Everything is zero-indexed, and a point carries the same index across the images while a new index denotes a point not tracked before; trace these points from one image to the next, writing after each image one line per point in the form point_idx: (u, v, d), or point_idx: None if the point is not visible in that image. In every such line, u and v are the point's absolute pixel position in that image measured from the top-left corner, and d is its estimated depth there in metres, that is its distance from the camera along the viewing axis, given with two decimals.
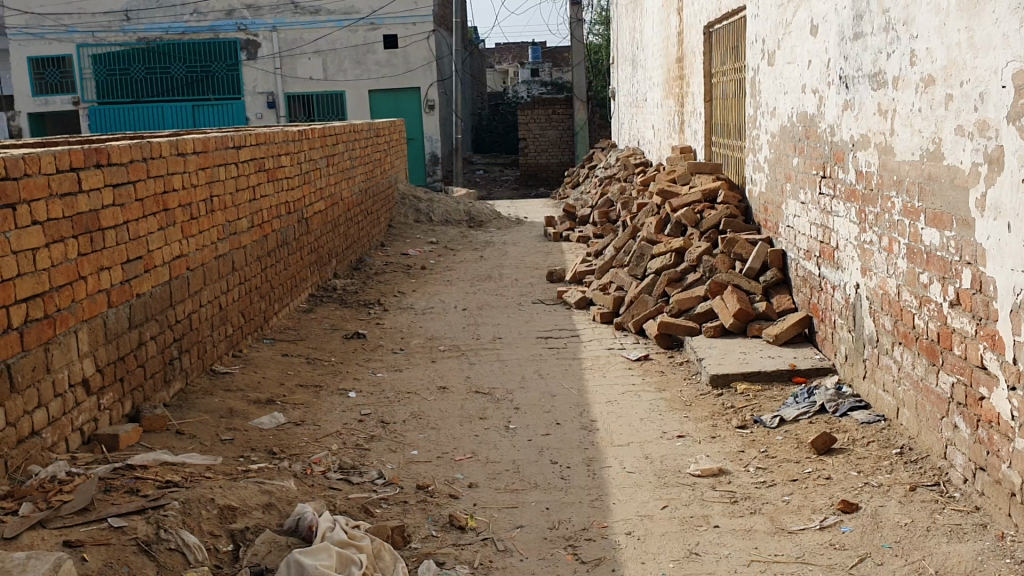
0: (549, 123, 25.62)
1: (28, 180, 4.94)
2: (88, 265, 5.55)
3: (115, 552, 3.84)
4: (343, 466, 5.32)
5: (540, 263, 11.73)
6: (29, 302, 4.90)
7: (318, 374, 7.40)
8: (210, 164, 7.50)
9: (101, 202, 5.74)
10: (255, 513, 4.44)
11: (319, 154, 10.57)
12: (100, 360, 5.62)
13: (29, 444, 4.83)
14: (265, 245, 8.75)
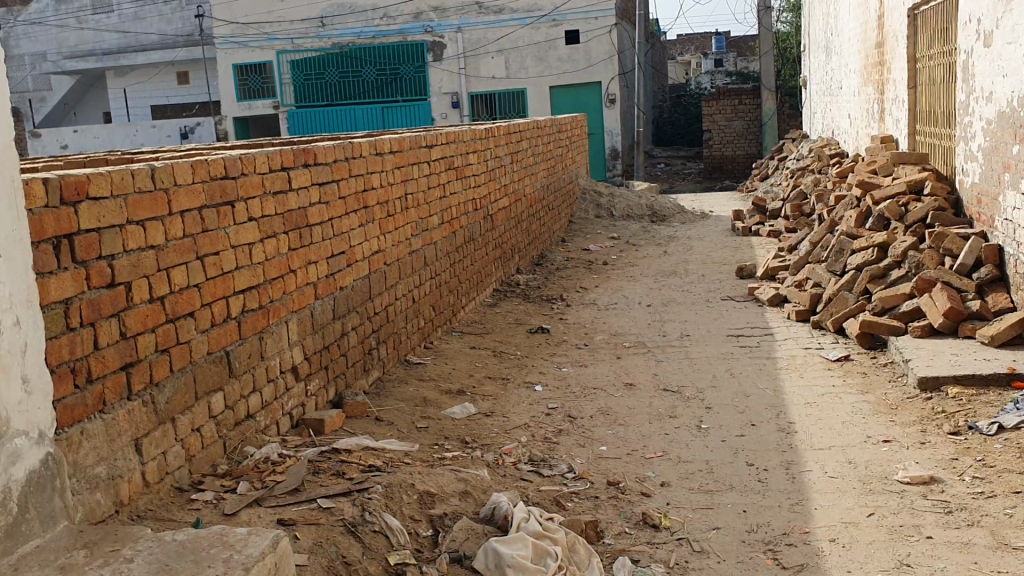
0: (735, 114, 25.07)
1: (244, 179, 5.27)
2: (298, 259, 5.87)
3: (324, 533, 4.02)
4: (533, 458, 5.35)
5: (728, 258, 11.44)
6: (245, 294, 5.24)
7: (505, 368, 7.50)
8: (405, 163, 7.74)
9: (309, 199, 6.04)
10: (453, 500, 4.54)
11: (505, 151, 10.72)
12: (307, 349, 5.94)
13: (245, 427, 5.17)
14: (455, 241, 8.96)
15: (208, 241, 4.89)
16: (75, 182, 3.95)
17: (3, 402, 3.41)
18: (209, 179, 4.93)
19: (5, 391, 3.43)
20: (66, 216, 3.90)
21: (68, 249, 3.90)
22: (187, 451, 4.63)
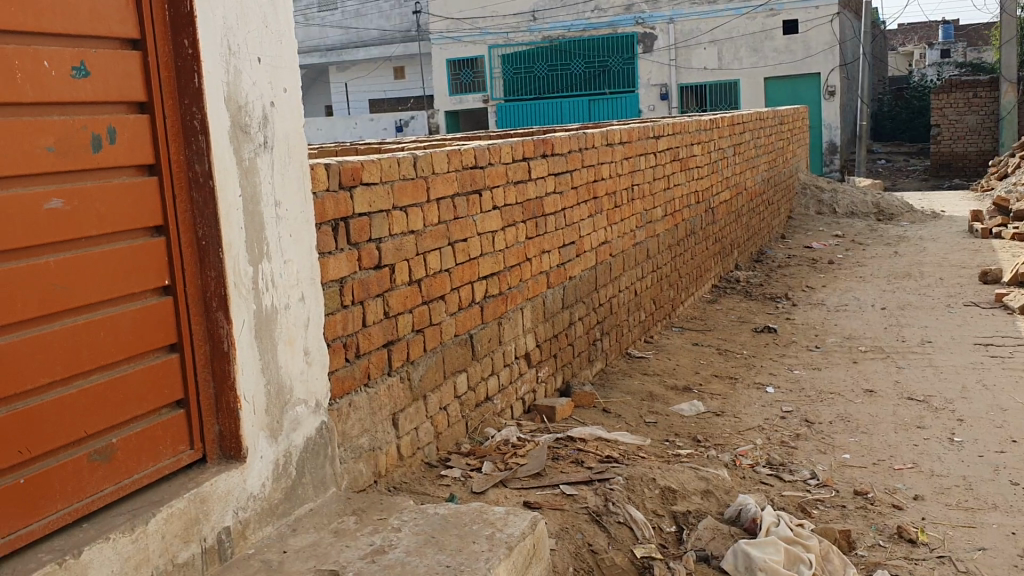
0: (968, 107, 23.46)
1: (491, 168, 5.40)
2: (534, 248, 5.95)
3: (571, 519, 4.07)
4: (771, 461, 5.17)
5: (969, 261, 10.67)
6: (488, 279, 5.38)
7: (731, 366, 7.32)
8: (634, 154, 7.67)
9: (545, 189, 6.10)
10: (695, 498, 4.46)
11: (727, 143, 10.45)
12: (540, 336, 6.03)
13: (484, 409, 5.33)
14: (676, 235, 8.83)
15: (459, 228, 5.05)
16: (351, 168, 4.19)
17: (288, 371, 3.71)
18: (461, 167, 5.08)
19: (290, 361, 3.73)
20: (343, 200, 4.14)
21: (344, 231, 4.16)
22: (435, 428, 4.84)
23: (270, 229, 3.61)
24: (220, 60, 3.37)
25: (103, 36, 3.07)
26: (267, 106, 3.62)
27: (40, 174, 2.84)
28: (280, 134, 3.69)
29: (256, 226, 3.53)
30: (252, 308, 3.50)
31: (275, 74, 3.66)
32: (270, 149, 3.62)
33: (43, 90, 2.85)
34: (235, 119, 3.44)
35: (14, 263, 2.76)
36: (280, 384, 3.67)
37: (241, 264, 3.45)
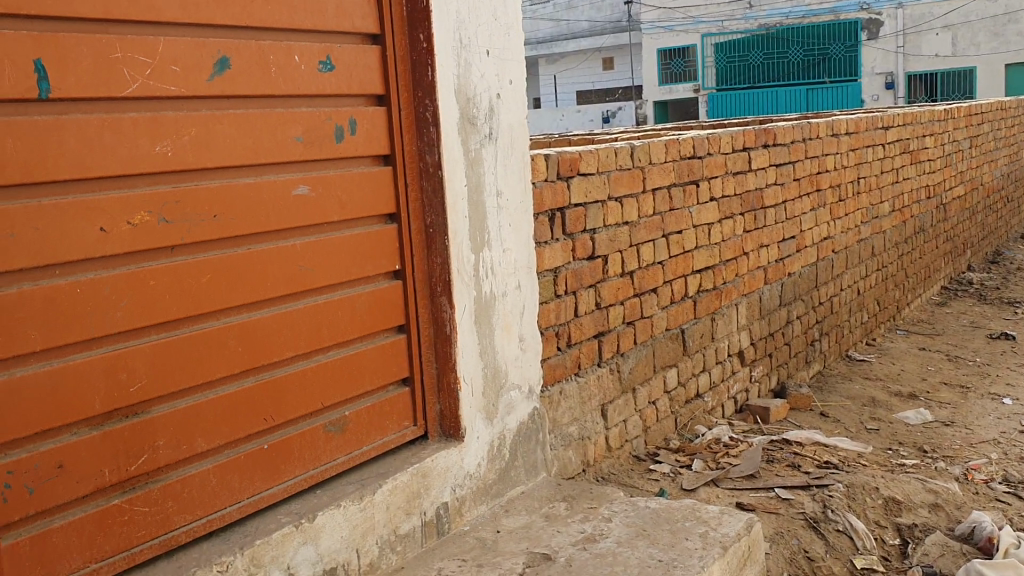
0: None
1: (710, 159, 5.29)
2: (751, 241, 5.79)
3: (786, 523, 3.97)
4: (1009, 478, 4.79)
5: None
6: (702, 273, 5.29)
7: (962, 374, 6.83)
8: (861, 145, 7.29)
9: (765, 180, 5.91)
10: (922, 511, 4.20)
11: (964, 134, 9.75)
12: (754, 334, 5.87)
13: (694, 405, 5.26)
14: (904, 232, 8.33)
15: (675, 219, 4.99)
16: (570, 159, 4.24)
17: (505, 356, 3.81)
18: (679, 158, 5.01)
19: (507, 346, 3.82)
20: (561, 190, 4.20)
21: (560, 221, 4.21)
22: (644, 422, 4.82)
23: (492, 217, 3.71)
24: (453, 53, 3.48)
25: (346, 31, 3.25)
26: (494, 98, 3.71)
27: (290, 162, 3.05)
28: (505, 125, 3.78)
29: (479, 214, 3.64)
30: (473, 294, 3.61)
31: (502, 67, 3.75)
32: (494, 140, 3.72)
33: (293, 83, 3.05)
34: (464, 111, 3.55)
35: (265, 244, 2.98)
36: (496, 368, 3.76)
37: (465, 251, 3.56)
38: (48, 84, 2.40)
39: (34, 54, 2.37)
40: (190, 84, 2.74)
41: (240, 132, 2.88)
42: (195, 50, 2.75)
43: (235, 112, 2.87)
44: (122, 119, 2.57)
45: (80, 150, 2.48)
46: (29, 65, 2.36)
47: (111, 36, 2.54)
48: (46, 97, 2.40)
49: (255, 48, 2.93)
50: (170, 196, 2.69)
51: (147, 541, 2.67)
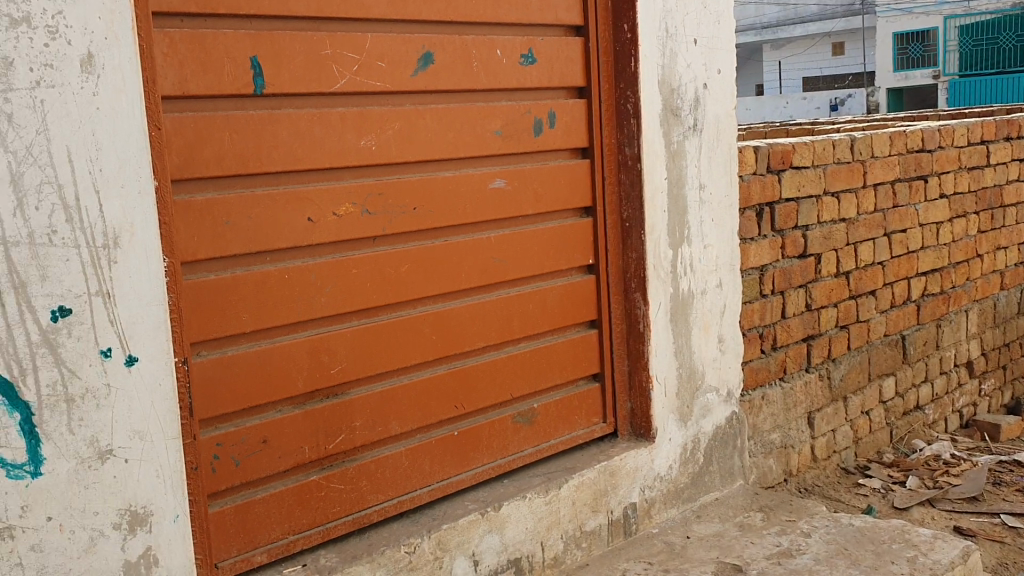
0: None
1: (942, 153, 4.89)
2: (987, 242, 5.30)
3: (1011, 554, 3.69)
4: None
5: None
6: (928, 275, 4.91)
7: None
8: None
9: (1007, 176, 5.40)
10: None
11: None
12: (986, 343, 5.39)
13: (913, 418, 4.90)
14: None
15: (899, 217, 4.65)
16: (781, 152, 4.03)
17: (702, 356, 3.69)
18: (906, 151, 4.66)
19: (705, 346, 3.70)
20: (771, 184, 4.00)
21: (769, 217, 4.02)
22: (855, 433, 4.54)
23: (693, 212, 3.60)
24: (658, 42, 3.39)
25: (549, 24, 3.24)
26: (700, 89, 3.59)
27: (488, 155, 3.08)
28: (711, 116, 3.64)
29: (679, 208, 3.54)
30: (670, 291, 3.52)
31: (710, 55, 3.62)
32: (699, 132, 3.60)
33: (495, 77, 3.08)
34: (667, 102, 3.46)
35: (463, 236, 3.03)
36: (692, 368, 3.65)
37: (663, 247, 3.48)
38: (263, 79, 2.54)
39: (251, 52, 2.52)
40: (395, 79, 2.82)
41: (441, 125, 2.94)
42: (400, 45, 2.83)
43: (437, 107, 2.93)
44: (331, 113, 2.68)
45: (291, 143, 2.61)
46: (247, 63, 2.51)
47: (322, 33, 2.66)
48: (261, 92, 2.54)
49: (458, 42, 2.97)
50: (373, 188, 2.78)
51: (342, 516, 2.79)
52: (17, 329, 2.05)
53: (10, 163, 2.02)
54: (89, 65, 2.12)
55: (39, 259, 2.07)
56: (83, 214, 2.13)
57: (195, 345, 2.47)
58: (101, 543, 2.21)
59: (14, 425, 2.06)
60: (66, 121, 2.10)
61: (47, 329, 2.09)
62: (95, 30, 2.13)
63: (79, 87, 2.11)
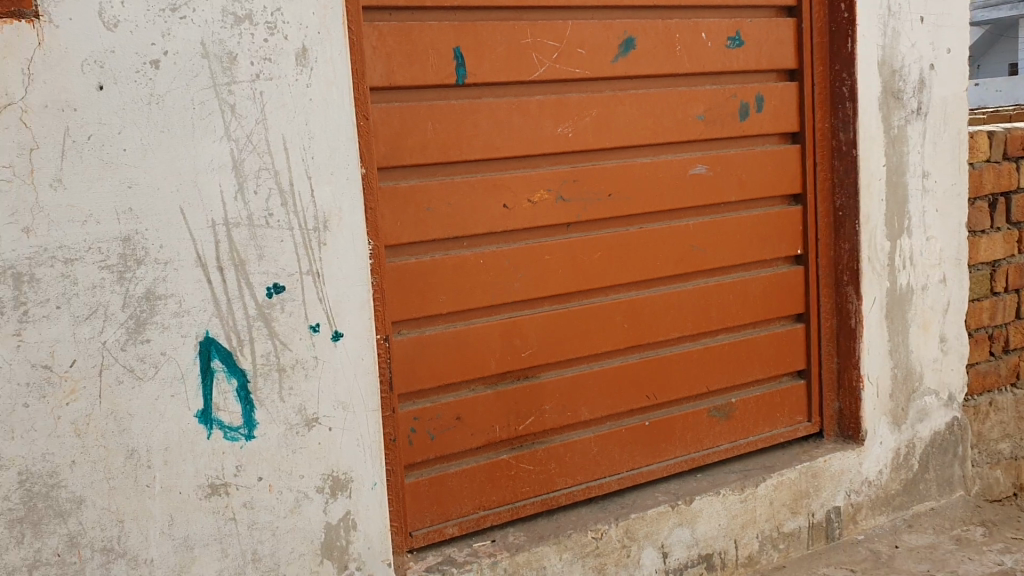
0: None
1: None
2: None
3: None
4: None
5: None
6: None
7: None
8: None
9: None
10: None
11: None
12: None
13: None
14: None
15: None
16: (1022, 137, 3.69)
17: (920, 356, 3.45)
18: None
19: (925, 346, 3.46)
20: (1008, 172, 3.67)
21: (1004, 208, 3.69)
22: None
23: (915, 202, 3.37)
24: (878, 21, 3.19)
25: (759, 5, 3.12)
26: (926, 69, 3.34)
27: (690, 141, 3.02)
28: (938, 99, 3.39)
29: (899, 198, 3.32)
30: (885, 286, 3.31)
31: (939, 33, 3.36)
32: (924, 116, 3.36)
33: (699, 62, 3.01)
34: (887, 84, 3.25)
35: (660, 223, 2.99)
36: (909, 369, 3.42)
37: (879, 239, 3.28)
38: (465, 69, 2.62)
39: (454, 43, 2.59)
40: (595, 66, 2.82)
41: (641, 112, 2.91)
42: (601, 32, 2.82)
43: (637, 93, 2.91)
44: (529, 101, 2.72)
45: (491, 131, 2.67)
46: (450, 53, 2.59)
47: (523, 22, 2.70)
48: (463, 82, 2.62)
49: (661, 27, 2.93)
50: (570, 175, 2.81)
51: (531, 497, 2.84)
52: (236, 303, 2.26)
53: (232, 150, 2.22)
54: (302, 58, 2.28)
55: (256, 239, 2.26)
56: (295, 198, 2.30)
57: (395, 325, 2.59)
58: (305, 505, 2.38)
59: (231, 390, 2.26)
60: (282, 111, 2.27)
61: (262, 304, 2.29)
62: (309, 25, 2.29)
63: (294, 79, 2.28)
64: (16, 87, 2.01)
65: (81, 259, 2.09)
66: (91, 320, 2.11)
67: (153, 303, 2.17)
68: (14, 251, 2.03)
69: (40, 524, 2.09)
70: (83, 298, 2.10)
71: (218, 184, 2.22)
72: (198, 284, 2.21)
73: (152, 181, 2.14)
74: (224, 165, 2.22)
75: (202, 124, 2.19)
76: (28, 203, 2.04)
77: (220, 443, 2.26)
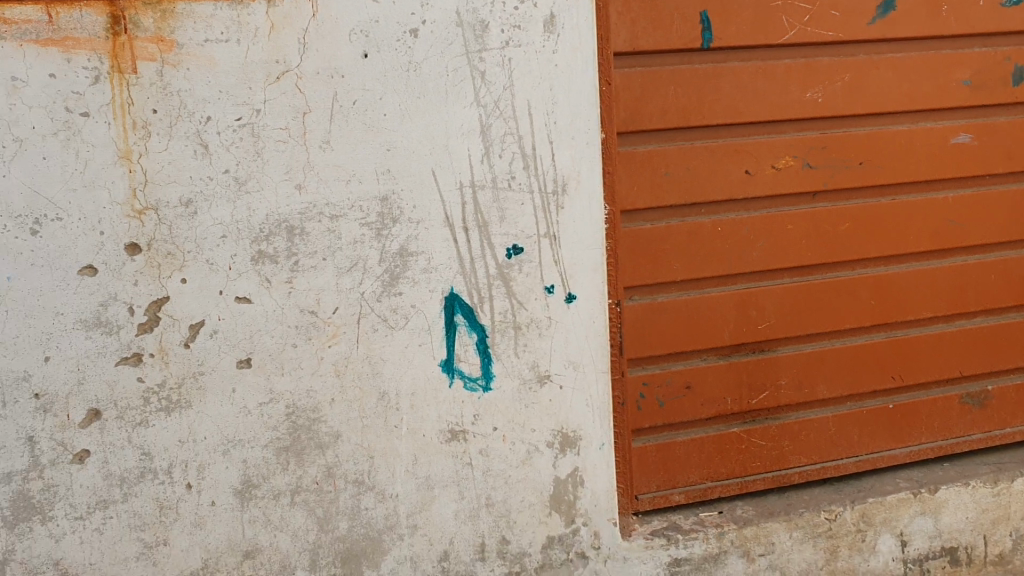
0: None
1: None
2: None
3: None
4: None
5: None
6: None
7: None
8: None
9: None
10: None
11: None
12: None
13: None
14: None
15: None
16: None
17: None
18: None
19: None
20: None
21: None
22: None
23: None
24: None
25: None
26: None
27: (953, 107, 2.82)
28: None
29: None
30: None
31: None
32: None
33: (968, 21, 2.79)
34: None
35: (914, 195, 2.82)
36: None
37: None
38: (711, 34, 2.57)
39: (701, 7, 2.56)
40: (849, 29, 2.69)
41: (898, 77, 2.75)
42: None
43: (895, 57, 2.75)
44: (776, 66, 2.65)
45: (735, 96, 2.62)
46: (695, 18, 2.56)
47: None
48: (707, 47, 2.58)
49: None
50: (816, 142, 2.71)
51: (760, 472, 2.79)
52: (479, 262, 2.37)
53: (480, 115, 2.33)
54: (550, 25, 2.34)
55: (499, 201, 2.36)
56: (538, 161, 2.37)
57: (630, 290, 2.61)
58: (536, 458, 2.46)
59: (472, 343, 2.39)
60: (529, 77, 2.34)
61: (503, 264, 2.39)
62: None
63: (541, 45, 2.34)
64: (293, 54, 2.20)
65: (344, 216, 2.28)
66: (352, 271, 2.31)
67: (405, 259, 2.33)
68: (288, 206, 2.25)
69: (304, 453, 2.32)
70: (345, 251, 2.30)
71: (467, 147, 2.33)
72: (445, 242, 2.35)
73: (408, 145, 2.29)
74: (473, 129, 2.33)
75: (454, 90, 2.30)
76: (301, 162, 2.24)
77: (460, 393, 2.40)
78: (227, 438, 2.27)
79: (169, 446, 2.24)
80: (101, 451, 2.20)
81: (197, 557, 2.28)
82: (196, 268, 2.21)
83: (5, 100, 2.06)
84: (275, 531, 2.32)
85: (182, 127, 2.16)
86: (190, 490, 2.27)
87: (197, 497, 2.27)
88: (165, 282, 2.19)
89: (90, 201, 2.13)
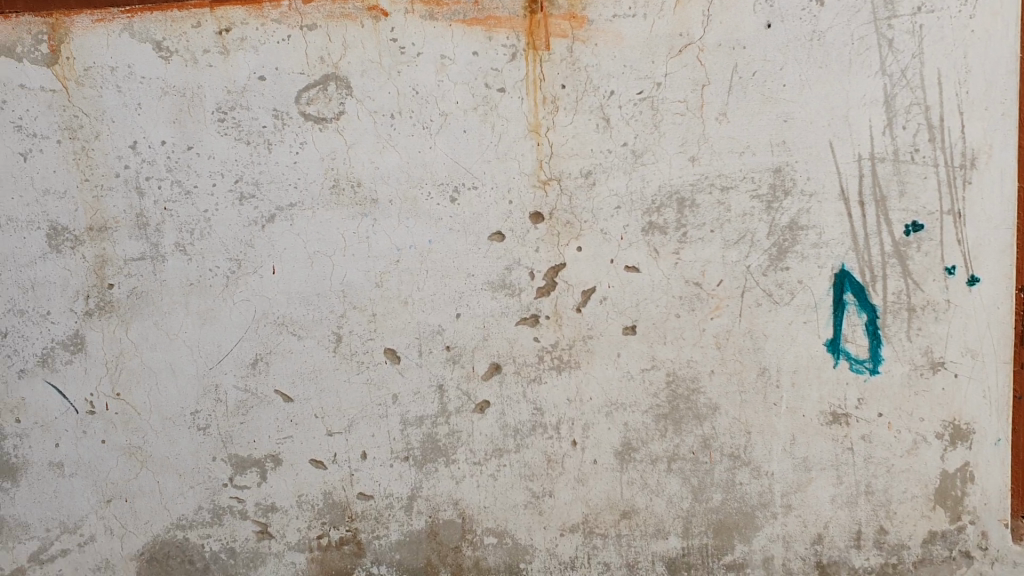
0: None
1: None
2: None
3: None
4: None
5: None
6: None
7: None
8: None
9: None
10: None
11: None
12: None
13: None
14: None
15: None
16: None
17: None
18: None
19: None
20: None
21: None
22: None
23: None
24: None
25: None
26: None
27: None
28: None
29: None
30: None
31: None
32: None
33: None
34: None
35: None
36: None
37: None
38: None
39: None
40: None
41: None
42: None
43: None
44: None
45: None
46: None
47: None
48: None
49: None
50: None
51: None
52: (873, 239, 2.28)
53: (885, 85, 2.23)
54: None
55: (899, 175, 2.26)
56: (945, 133, 2.24)
57: None
58: (923, 448, 2.35)
59: (861, 324, 2.31)
60: (941, 44, 2.21)
61: (900, 242, 2.28)
62: None
63: (958, 10, 2.19)
64: (697, 26, 2.22)
65: (735, 188, 2.28)
66: (739, 244, 2.30)
67: (795, 233, 2.29)
68: (681, 178, 2.28)
69: (682, 422, 2.37)
70: (734, 224, 2.29)
71: (868, 118, 2.24)
72: (838, 217, 2.28)
73: (807, 116, 2.24)
74: (877, 100, 2.23)
75: (859, 59, 2.22)
76: (697, 134, 2.26)
77: (845, 374, 2.33)
78: (612, 401, 2.36)
79: (558, 404, 2.37)
80: (499, 403, 2.36)
81: (579, 512, 2.40)
82: (592, 237, 2.30)
83: (435, 77, 2.25)
84: (651, 495, 2.39)
85: (588, 102, 2.25)
86: (575, 447, 2.38)
87: (581, 455, 2.38)
88: (563, 249, 2.31)
89: (503, 172, 2.28)
